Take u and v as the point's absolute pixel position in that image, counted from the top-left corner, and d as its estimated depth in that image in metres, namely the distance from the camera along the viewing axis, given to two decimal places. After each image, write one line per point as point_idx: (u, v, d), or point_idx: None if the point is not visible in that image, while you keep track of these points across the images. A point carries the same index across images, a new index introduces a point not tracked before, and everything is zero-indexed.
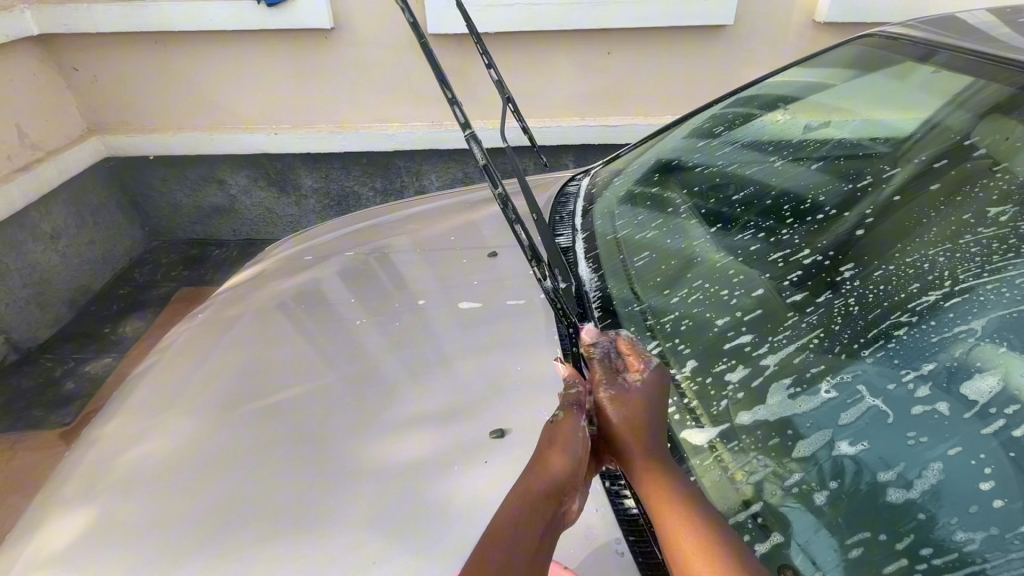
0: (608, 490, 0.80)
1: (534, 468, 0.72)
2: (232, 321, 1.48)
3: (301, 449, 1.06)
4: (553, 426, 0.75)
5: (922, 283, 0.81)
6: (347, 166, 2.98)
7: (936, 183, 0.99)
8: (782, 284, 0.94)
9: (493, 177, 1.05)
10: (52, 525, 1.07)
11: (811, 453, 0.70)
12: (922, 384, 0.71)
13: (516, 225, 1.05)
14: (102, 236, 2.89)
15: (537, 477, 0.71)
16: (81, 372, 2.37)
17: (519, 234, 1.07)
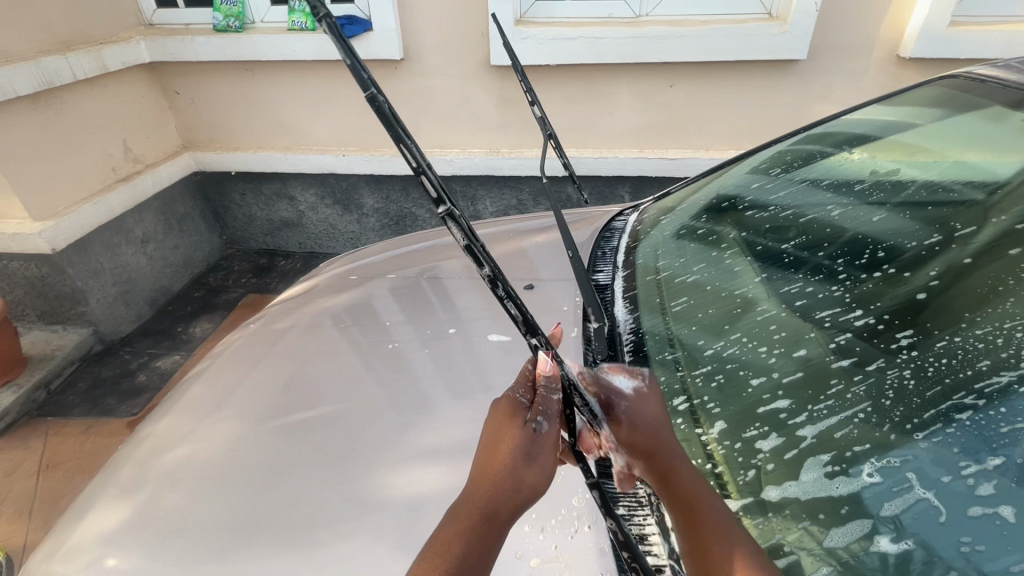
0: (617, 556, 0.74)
1: (504, 484, 0.68)
2: (279, 332, 1.55)
3: (324, 467, 1.08)
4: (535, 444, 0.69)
5: (994, 360, 0.72)
6: (407, 188, 3.11)
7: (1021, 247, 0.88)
8: (830, 345, 0.86)
9: (478, 256, 0.75)
10: (99, 512, 1.15)
11: (848, 543, 0.63)
12: (984, 480, 0.62)
13: (509, 304, 0.77)
14: (185, 242, 3.17)
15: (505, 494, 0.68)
16: (153, 367, 2.58)
17: (511, 311, 0.77)
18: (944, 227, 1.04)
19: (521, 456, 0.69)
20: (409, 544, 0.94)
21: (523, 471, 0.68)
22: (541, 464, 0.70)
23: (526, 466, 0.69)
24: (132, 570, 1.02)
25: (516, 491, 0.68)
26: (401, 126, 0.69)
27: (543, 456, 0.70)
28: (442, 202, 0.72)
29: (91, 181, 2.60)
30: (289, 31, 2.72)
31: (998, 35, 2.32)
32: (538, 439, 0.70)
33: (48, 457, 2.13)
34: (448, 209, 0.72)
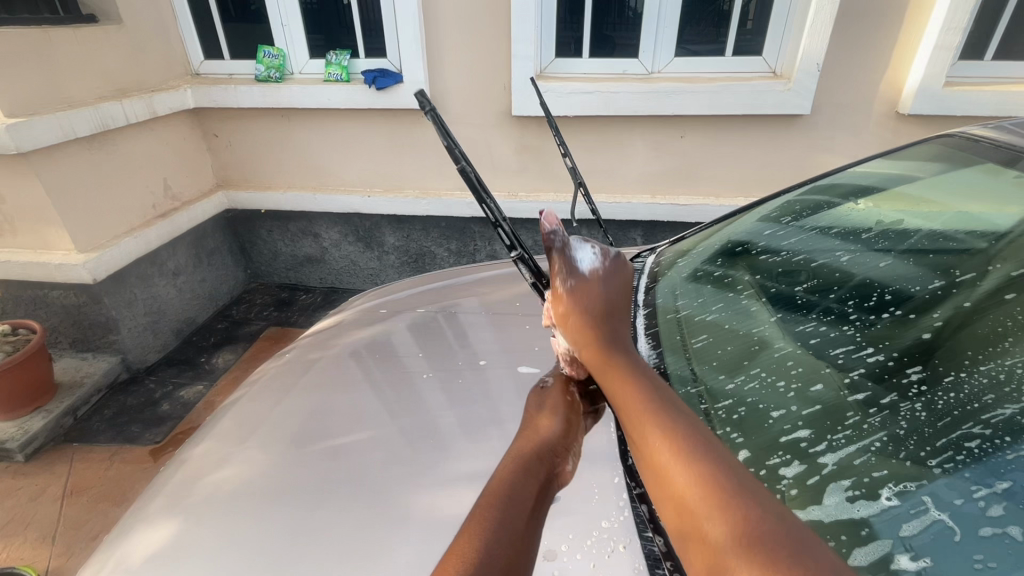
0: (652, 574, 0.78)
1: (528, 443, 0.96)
2: (313, 363, 1.63)
3: (361, 491, 1.13)
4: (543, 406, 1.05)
5: (998, 394, 0.78)
6: (427, 228, 3.24)
7: (1017, 291, 0.96)
8: (845, 380, 0.92)
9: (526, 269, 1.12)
10: (142, 534, 1.20)
11: (871, 562, 0.66)
12: (995, 502, 0.67)
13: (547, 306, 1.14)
14: (212, 276, 3.29)
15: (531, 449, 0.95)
16: (176, 396, 2.64)
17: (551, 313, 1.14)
18: (950, 275, 1.12)
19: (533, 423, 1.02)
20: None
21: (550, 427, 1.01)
22: (549, 423, 1.01)
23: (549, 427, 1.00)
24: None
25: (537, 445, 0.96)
26: (481, 190, 1.03)
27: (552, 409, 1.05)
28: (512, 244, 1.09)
29: (132, 216, 2.74)
30: (324, 82, 2.92)
31: (992, 95, 2.46)
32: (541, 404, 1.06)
33: (73, 483, 2.17)
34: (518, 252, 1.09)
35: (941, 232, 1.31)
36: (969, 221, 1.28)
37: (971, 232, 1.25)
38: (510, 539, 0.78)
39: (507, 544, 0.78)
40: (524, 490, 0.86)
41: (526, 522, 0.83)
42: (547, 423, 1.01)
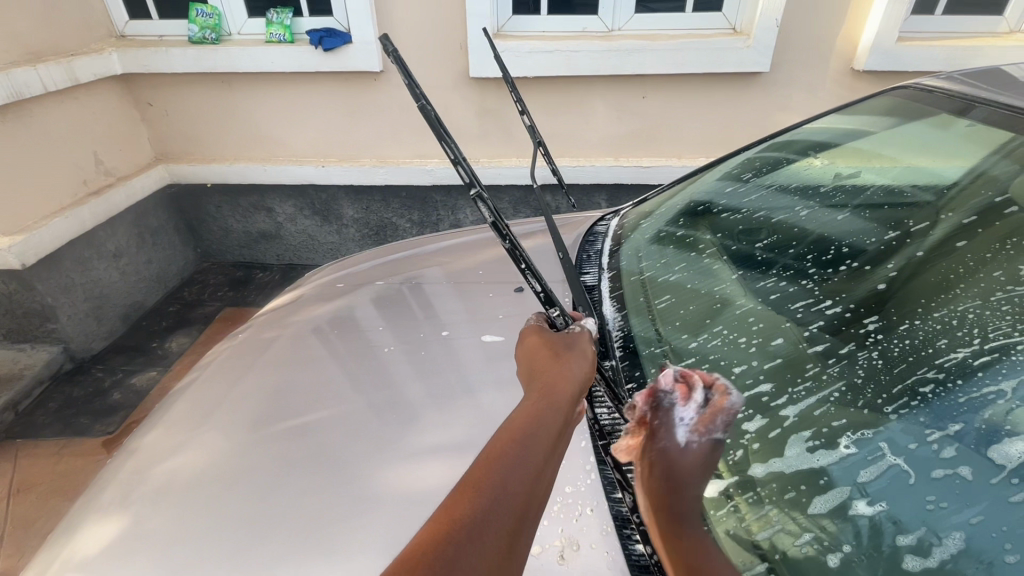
0: (618, 533, 0.78)
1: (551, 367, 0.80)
2: (269, 342, 1.55)
3: (323, 470, 1.09)
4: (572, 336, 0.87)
5: (951, 339, 0.79)
6: (387, 199, 3.12)
7: (968, 239, 0.97)
8: (805, 333, 0.93)
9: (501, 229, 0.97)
10: (91, 530, 1.13)
11: (830, 509, 0.68)
12: (947, 444, 0.68)
13: (526, 271, 0.96)
14: (158, 256, 3.11)
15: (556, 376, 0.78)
16: (128, 384, 2.51)
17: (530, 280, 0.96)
18: (903, 225, 1.14)
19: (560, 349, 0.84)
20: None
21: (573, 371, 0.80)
22: (579, 357, 0.83)
23: (569, 373, 0.79)
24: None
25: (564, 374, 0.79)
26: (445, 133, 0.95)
27: (581, 356, 0.83)
28: (474, 186, 0.95)
29: (61, 193, 2.53)
30: (266, 43, 2.72)
31: (942, 50, 2.50)
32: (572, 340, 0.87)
33: (19, 480, 2.05)
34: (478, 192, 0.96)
35: (895, 188, 1.31)
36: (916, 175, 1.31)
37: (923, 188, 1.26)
38: (503, 522, 0.61)
39: (500, 528, 0.60)
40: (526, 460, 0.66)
41: (531, 497, 0.64)
42: (578, 355, 0.83)
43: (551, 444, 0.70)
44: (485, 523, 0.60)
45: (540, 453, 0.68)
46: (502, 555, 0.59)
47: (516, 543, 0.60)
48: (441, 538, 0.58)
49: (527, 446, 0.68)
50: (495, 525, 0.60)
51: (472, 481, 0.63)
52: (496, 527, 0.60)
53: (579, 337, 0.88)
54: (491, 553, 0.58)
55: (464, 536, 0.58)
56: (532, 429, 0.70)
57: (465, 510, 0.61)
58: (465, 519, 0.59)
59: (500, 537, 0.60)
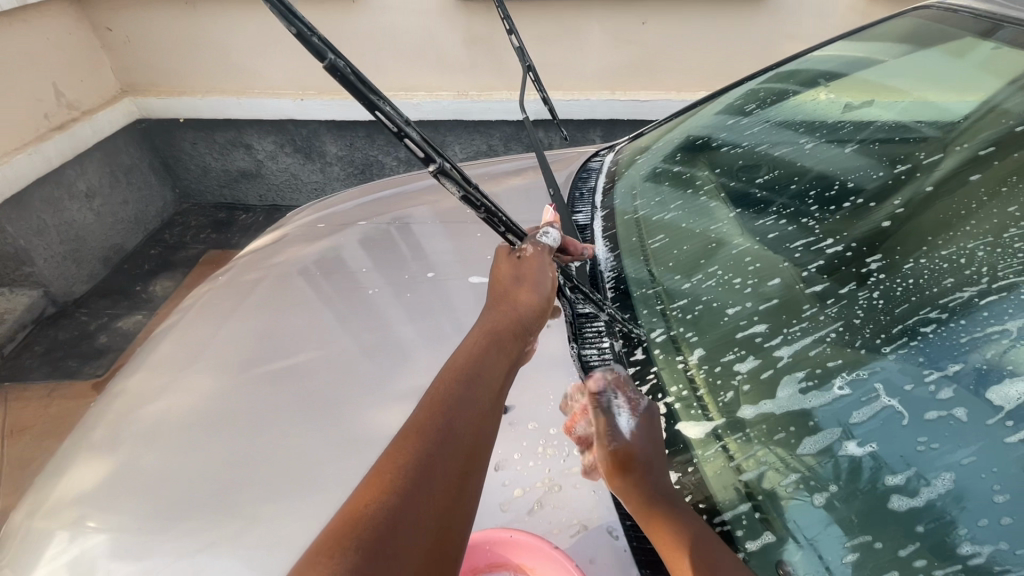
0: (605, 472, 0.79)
1: (503, 307, 0.80)
2: (250, 284, 1.49)
3: (314, 412, 1.07)
4: (522, 261, 0.85)
5: (957, 278, 0.75)
6: (372, 135, 2.97)
7: (981, 174, 0.91)
8: (803, 273, 0.89)
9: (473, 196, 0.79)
10: (77, 470, 1.11)
11: (818, 450, 0.68)
12: (945, 385, 0.65)
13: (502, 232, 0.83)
14: (134, 196, 2.98)
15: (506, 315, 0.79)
16: (114, 328, 2.48)
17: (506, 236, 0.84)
18: (906, 159, 1.06)
19: (511, 279, 0.83)
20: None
21: (520, 304, 0.81)
22: (530, 287, 0.83)
23: (519, 313, 0.80)
24: (122, 524, 0.99)
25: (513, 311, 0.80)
26: (371, 91, 0.67)
27: (530, 287, 0.83)
28: (432, 159, 0.73)
29: (20, 128, 2.38)
30: None
31: None
32: (521, 268, 0.84)
33: (12, 422, 2.06)
34: (439, 165, 0.74)
35: (902, 121, 1.19)
36: (922, 111, 1.19)
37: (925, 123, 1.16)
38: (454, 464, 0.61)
39: (447, 477, 0.60)
40: (471, 403, 0.66)
41: (478, 437, 0.64)
42: (529, 286, 0.82)
43: (495, 382, 0.71)
44: (435, 468, 0.60)
45: (485, 393, 0.69)
46: (454, 494, 0.60)
47: (468, 480, 0.61)
48: (381, 497, 0.56)
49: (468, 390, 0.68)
50: (445, 467, 0.60)
51: (413, 432, 0.62)
52: (446, 468, 0.60)
53: (534, 257, 0.86)
54: (442, 494, 0.59)
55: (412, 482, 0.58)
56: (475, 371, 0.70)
57: (411, 456, 0.60)
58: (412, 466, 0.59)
59: (452, 478, 0.60)
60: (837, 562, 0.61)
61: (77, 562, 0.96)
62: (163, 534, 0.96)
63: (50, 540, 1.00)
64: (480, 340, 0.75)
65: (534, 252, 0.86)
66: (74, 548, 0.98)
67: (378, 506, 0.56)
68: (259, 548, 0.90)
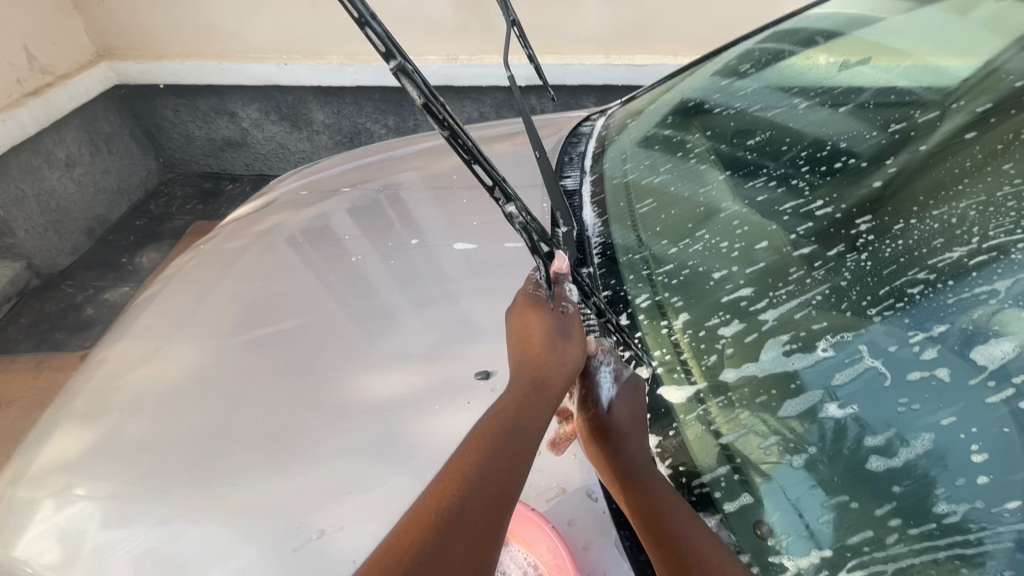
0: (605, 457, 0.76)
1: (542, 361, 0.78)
2: (233, 252, 1.45)
3: (291, 379, 1.03)
4: (564, 319, 0.82)
5: (947, 238, 0.72)
6: (359, 102, 2.88)
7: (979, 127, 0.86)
8: (791, 235, 0.86)
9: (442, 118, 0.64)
10: (60, 439, 1.06)
11: (800, 412, 0.67)
12: (929, 346, 0.64)
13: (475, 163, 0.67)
14: (116, 166, 2.91)
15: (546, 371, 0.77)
16: (101, 300, 2.45)
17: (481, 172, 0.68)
18: (899, 119, 0.99)
19: (553, 336, 0.80)
20: (392, 455, 0.88)
21: (560, 362, 0.79)
22: (571, 345, 0.81)
23: (564, 365, 0.78)
24: (109, 490, 0.94)
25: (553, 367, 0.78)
26: None
27: (574, 343, 0.81)
28: (392, 55, 0.60)
29: None
30: None
31: None
32: (563, 323, 0.82)
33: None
34: (399, 63, 0.60)
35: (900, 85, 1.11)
36: (925, 73, 1.11)
37: (929, 88, 1.06)
38: (482, 524, 0.61)
39: (478, 530, 0.60)
40: (507, 464, 0.67)
41: (507, 503, 0.64)
42: (567, 343, 0.80)
43: (530, 445, 0.71)
44: (466, 525, 0.60)
45: (520, 456, 0.69)
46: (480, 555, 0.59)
47: (492, 545, 0.60)
48: (418, 541, 0.57)
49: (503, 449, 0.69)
50: (475, 528, 0.60)
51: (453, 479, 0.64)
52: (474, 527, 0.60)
53: (569, 317, 0.83)
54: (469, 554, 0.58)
55: (443, 535, 0.58)
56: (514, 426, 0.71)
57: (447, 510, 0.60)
58: (446, 521, 0.59)
59: (477, 539, 0.59)
60: (816, 522, 0.61)
61: (65, 532, 0.92)
62: (148, 501, 0.90)
63: (37, 510, 0.96)
64: (518, 394, 0.75)
65: (573, 311, 0.84)
66: (62, 515, 0.93)
67: (408, 558, 0.56)
68: (236, 515, 0.85)
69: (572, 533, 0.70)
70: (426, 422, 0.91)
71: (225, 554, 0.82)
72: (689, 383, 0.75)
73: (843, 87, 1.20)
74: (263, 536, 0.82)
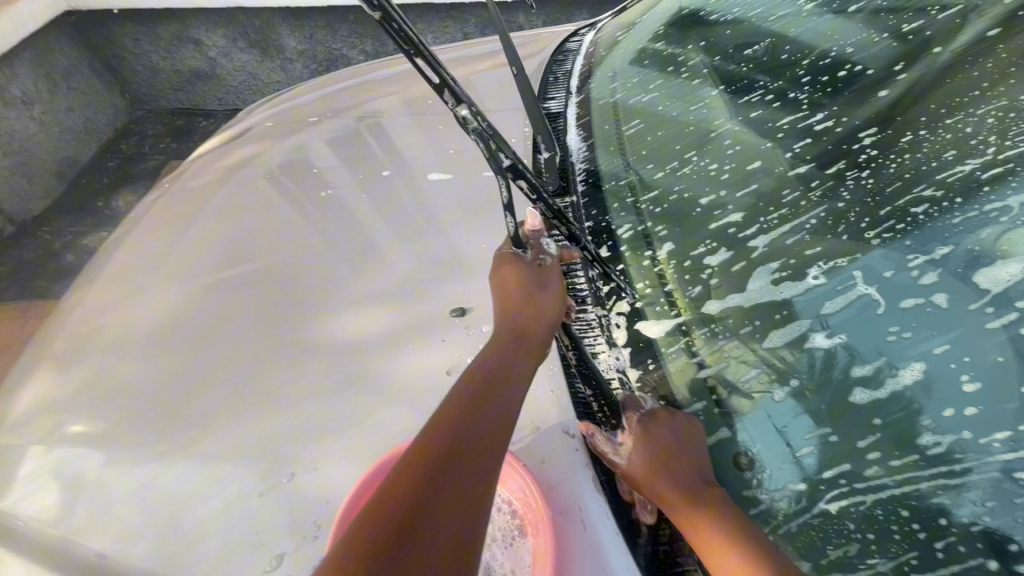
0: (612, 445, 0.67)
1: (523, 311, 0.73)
2: (201, 190, 1.37)
3: (268, 318, 0.98)
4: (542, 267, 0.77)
5: (959, 148, 0.64)
6: (332, 25, 2.66)
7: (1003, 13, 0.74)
8: (786, 155, 0.78)
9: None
10: (36, 384, 1.02)
11: (785, 343, 0.64)
12: (930, 270, 0.59)
13: (420, 56, 0.54)
14: (80, 103, 2.74)
15: (527, 319, 0.72)
16: (80, 247, 2.41)
17: (426, 67, 0.55)
18: (908, 17, 0.82)
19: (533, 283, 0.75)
20: (377, 391, 0.86)
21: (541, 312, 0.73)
22: (551, 294, 0.75)
23: (545, 313, 0.73)
24: (96, 435, 0.90)
25: (536, 315, 0.72)
26: None
27: (554, 291, 0.76)
28: None
29: None
30: None
31: None
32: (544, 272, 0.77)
33: None
34: None
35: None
36: None
37: None
38: (467, 479, 0.55)
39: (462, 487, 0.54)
40: (491, 416, 0.62)
41: (496, 455, 0.58)
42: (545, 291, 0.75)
43: (516, 397, 0.65)
44: (451, 481, 0.54)
45: (505, 408, 0.63)
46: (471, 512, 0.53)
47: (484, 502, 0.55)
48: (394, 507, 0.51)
49: (483, 402, 0.63)
50: (461, 487, 0.54)
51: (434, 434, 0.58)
52: (460, 486, 0.54)
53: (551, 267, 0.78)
54: (457, 513, 0.52)
55: (425, 494, 0.52)
56: (496, 377, 0.66)
57: (425, 474, 0.54)
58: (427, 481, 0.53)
59: (461, 498, 0.53)
60: (799, 454, 0.59)
61: (58, 467, 0.88)
62: (135, 442, 0.88)
63: (25, 454, 0.91)
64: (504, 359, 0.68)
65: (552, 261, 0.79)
66: (51, 457, 0.89)
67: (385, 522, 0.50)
68: (217, 456, 0.83)
69: (544, 471, 0.67)
70: (408, 360, 0.88)
71: (206, 495, 0.80)
72: (672, 316, 0.72)
73: None
74: (244, 473, 0.81)
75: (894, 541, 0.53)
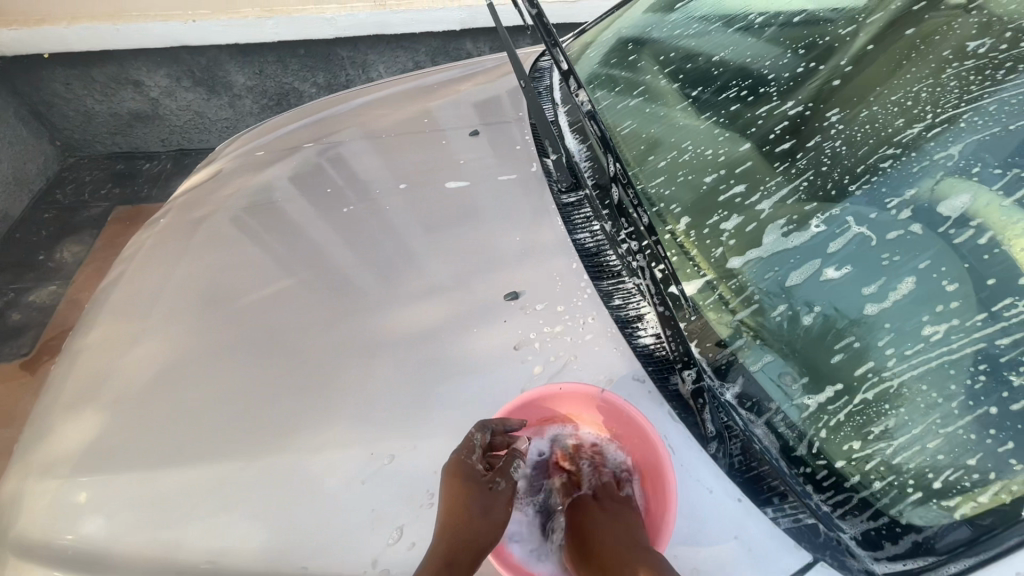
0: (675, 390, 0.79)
1: (461, 529, 0.76)
2: (198, 221, 1.36)
3: (313, 326, 0.98)
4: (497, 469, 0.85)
5: (907, 116, 0.83)
6: (283, 59, 2.68)
7: (912, 19, 0.96)
8: (766, 137, 0.95)
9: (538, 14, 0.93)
10: (76, 426, 0.98)
11: (803, 280, 0.78)
12: (904, 208, 0.76)
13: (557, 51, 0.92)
14: (8, 153, 2.57)
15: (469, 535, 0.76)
16: (26, 303, 2.27)
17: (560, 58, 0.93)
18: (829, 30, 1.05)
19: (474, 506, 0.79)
20: (454, 375, 0.87)
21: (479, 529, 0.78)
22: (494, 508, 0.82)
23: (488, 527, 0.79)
24: (169, 458, 0.89)
25: (470, 532, 0.77)
26: None
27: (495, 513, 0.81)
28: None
29: None
30: None
31: None
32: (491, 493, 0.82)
33: None
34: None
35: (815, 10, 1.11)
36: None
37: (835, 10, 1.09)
38: None
39: None
40: None
41: None
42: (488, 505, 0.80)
43: None
44: None
45: None
46: None
47: None
48: None
49: None
50: None
51: None
52: None
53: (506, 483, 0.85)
54: None
55: None
56: None
57: None
58: None
59: None
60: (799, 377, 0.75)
61: (133, 500, 0.86)
62: (216, 454, 0.87)
63: (90, 490, 0.89)
64: (514, 445, 0.85)
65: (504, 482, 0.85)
66: (127, 484, 0.88)
67: None
68: (302, 462, 0.83)
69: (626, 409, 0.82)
70: (474, 342, 0.90)
71: (303, 490, 0.81)
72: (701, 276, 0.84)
73: (780, 11, 1.16)
74: (339, 467, 0.82)
75: (920, 403, 0.68)
